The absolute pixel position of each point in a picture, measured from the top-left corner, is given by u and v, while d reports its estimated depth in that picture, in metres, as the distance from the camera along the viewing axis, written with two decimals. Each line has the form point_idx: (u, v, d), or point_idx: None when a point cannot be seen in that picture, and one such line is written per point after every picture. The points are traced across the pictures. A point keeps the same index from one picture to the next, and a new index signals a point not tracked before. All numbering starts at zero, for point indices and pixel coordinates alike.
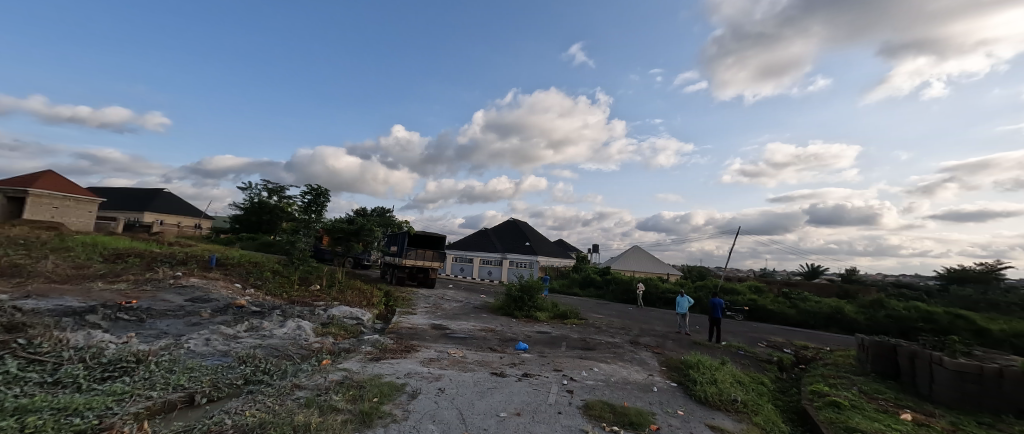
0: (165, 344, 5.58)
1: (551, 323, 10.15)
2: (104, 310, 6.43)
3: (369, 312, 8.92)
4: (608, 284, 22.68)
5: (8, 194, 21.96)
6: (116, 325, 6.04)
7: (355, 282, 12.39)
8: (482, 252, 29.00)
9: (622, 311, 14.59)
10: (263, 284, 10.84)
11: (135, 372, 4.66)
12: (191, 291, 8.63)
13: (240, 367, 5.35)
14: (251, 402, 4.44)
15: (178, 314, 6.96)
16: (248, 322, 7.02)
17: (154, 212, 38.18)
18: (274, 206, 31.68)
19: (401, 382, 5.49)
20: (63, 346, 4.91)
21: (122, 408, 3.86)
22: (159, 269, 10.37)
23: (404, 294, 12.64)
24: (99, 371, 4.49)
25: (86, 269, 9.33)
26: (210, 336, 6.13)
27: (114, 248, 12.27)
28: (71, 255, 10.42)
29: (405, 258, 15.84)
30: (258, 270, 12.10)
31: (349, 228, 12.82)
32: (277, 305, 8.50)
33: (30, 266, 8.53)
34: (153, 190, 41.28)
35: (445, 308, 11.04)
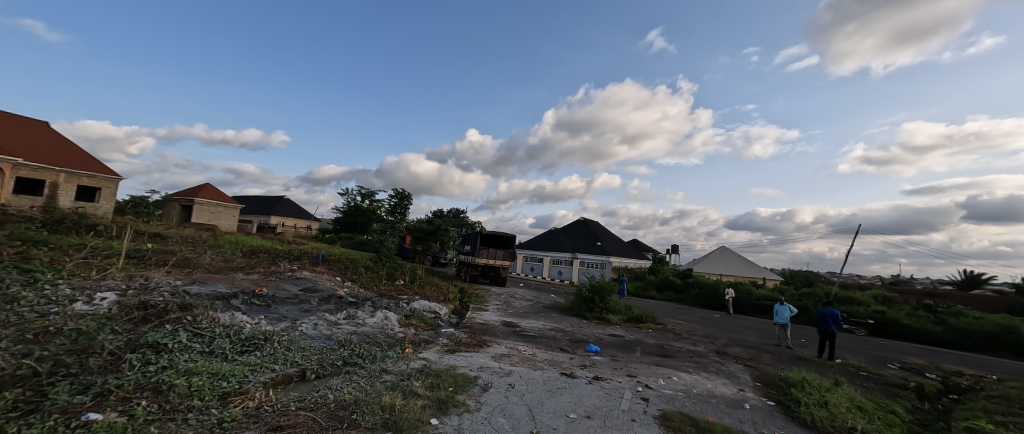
0: (285, 326, 6.67)
1: (624, 326, 9.72)
2: (243, 296, 7.90)
3: (445, 307, 9.51)
4: (691, 288, 20.88)
5: (180, 203, 27.88)
6: (251, 308, 7.38)
7: (434, 278, 13.26)
8: (551, 254, 28.69)
9: (705, 317, 13.36)
10: (358, 277, 12.21)
11: (264, 348, 5.66)
12: (304, 282, 10.17)
13: (340, 349, 6.16)
14: (349, 381, 5.09)
15: (294, 301, 8.25)
16: (346, 311, 8.02)
17: (277, 215, 45.42)
18: (367, 209, 35.53)
19: (474, 374, 5.78)
20: (216, 324, 6.17)
21: (255, 377, 4.75)
22: (281, 264, 12.36)
23: (477, 291, 13.18)
24: (239, 345, 5.57)
25: (231, 262, 11.52)
26: (317, 321, 7.15)
27: (250, 246, 14.90)
28: (221, 251, 12.96)
29: (479, 256, 16.47)
30: (354, 265, 13.65)
31: (427, 227, 13.81)
32: (369, 297, 9.58)
33: (195, 259, 10.82)
34: (275, 197, 48.98)
35: (516, 306, 11.30)
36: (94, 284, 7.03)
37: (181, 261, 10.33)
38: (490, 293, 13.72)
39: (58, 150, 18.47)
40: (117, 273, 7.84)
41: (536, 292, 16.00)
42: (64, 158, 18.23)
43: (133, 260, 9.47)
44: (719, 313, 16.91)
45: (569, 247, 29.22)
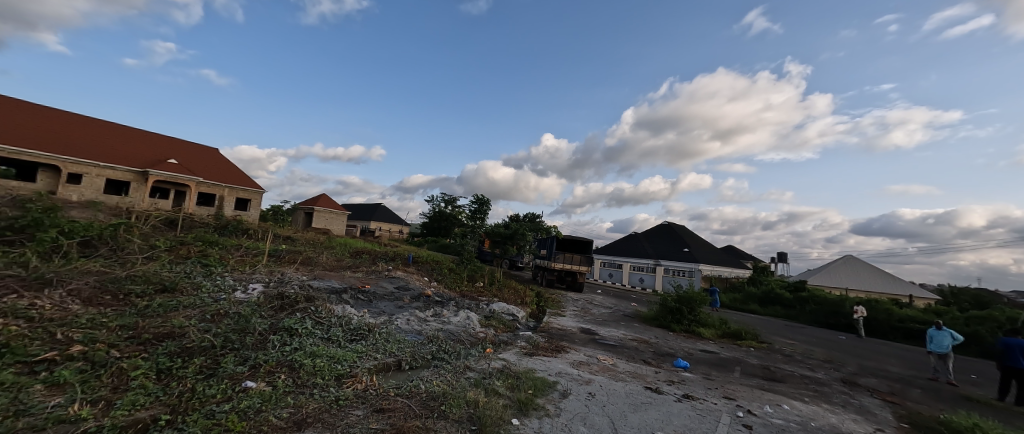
0: (384, 319, 7.45)
1: (718, 342, 8.73)
2: (351, 291, 9.04)
3: (522, 310, 9.63)
4: (806, 304, 17.89)
5: (304, 211, 32.78)
6: (358, 302, 8.42)
7: (511, 282, 13.51)
8: (632, 260, 26.80)
9: (823, 338, 11.33)
10: (443, 278, 12.99)
11: (368, 338, 6.40)
12: (398, 281, 11.23)
13: (430, 344, 6.66)
14: (437, 374, 5.47)
15: (390, 298, 9.17)
16: (434, 309, 8.65)
17: (376, 221, 50.64)
18: (450, 214, 37.73)
19: (553, 379, 5.75)
20: (332, 314, 7.17)
21: (361, 363, 5.39)
22: (379, 264, 13.79)
23: (553, 296, 13.05)
24: (349, 334, 6.38)
25: (341, 262, 13.23)
26: (410, 317, 7.84)
27: (356, 248, 16.90)
28: (334, 252, 14.96)
29: (554, 260, 16.22)
30: (439, 267, 14.59)
31: (505, 231, 14.20)
32: (453, 297, 10.19)
33: (314, 258, 12.66)
34: (374, 204, 54.73)
35: (594, 313, 10.93)
36: (245, 277, 8.69)
37: (306, 260, 12.17)
38: (566, 298, 13.50)
39: (223, 170, 23.33)
40: (262, 268, 9.59)
41: (616, 300, 15.29)
42: (228, 176, 23.02)
43: (271, 257, 11.41)
44: (842, 335, 14.18)
45: (651, 253, 26.97)
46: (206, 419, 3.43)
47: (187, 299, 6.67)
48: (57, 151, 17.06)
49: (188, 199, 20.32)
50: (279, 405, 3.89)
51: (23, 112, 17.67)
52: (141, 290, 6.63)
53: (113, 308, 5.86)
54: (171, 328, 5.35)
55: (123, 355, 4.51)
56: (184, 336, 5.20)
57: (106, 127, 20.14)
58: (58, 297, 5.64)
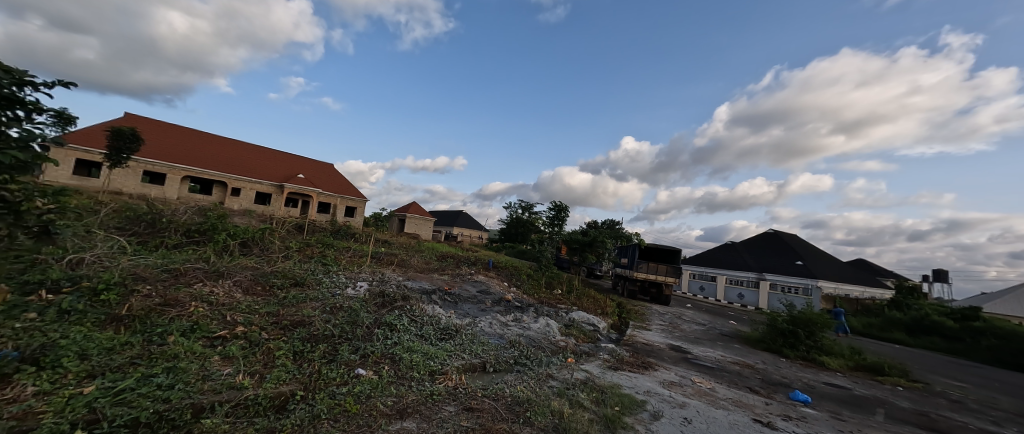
0: (469, 321, 7.80)
1: (849, 376, 7.23)
2: (439, 292, 9.64)
3: (603, 321, 9.21)
4: (981, 337, 13.92)
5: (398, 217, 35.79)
6: (445, 303, 8.95)
7: (591, 290, 13.06)
8: (728, 272, 23.81)
9: (1007, 382, 8.71)
10: (521, 283, 13.02)
11: (455, 338, 6.73)
12: (480, 285, 11.62)
13: (512, 348, 6.74)
14: (520, 380, 5.50)
15: (473, 301, 9.53)
16: (514, 314, 8.73)
17: (459, 227, 52.87)
18: (526, 220, 37.72)
19: (641, 398, 5.35)
20: (425, 313, 7.67)
21: (450, 361, 5.64)
22: (463, 268, 14.44)
23: (637, 308, 12.23)
24: (439, 333, 6.75)
25: (429, 264, 14.16)
26: (493, 320, 8.03)
27: (443, 252, 17.99)
28: (423, 255, 16.08)
29: (636, 270, 15.16)
30: (518, 273, 14.69)
31: (583, 239, 13.76)
32: (532, 303, 10.17)
33: (406, 260, 13.75)
34: (456, 210, 57.40)
35: (684, 329, 9.95)
36: (353, 276, 9.85)
37: (401, 262, 13.32)
38: (652, 311, 12.54)
39: (338, 182, 27.11)
40: (366, 268, 10.76)
41: (710, 316, 13.77)
42: (340, 187, 26.67)
43: (374, 258, 12.74)
44: None
45: (753, 265, 23.63)
46: (329, 399, 3.87)
47: (313, 293, 7.67)
48: (226, 170, 21.57)
49: (312, 207, 23.97)
50: (384, 393, 4.23)
51: (205, 139, 22.70)
52: (281, 283, 7.89)
53: (261, 296, 7.05)
54: (303, 317, 6.04)
55: (269, 338, 5.25)
56: (311, 324, 5.86)
57: (256, 149, 24.82)
58: (228, 285, 7.00)
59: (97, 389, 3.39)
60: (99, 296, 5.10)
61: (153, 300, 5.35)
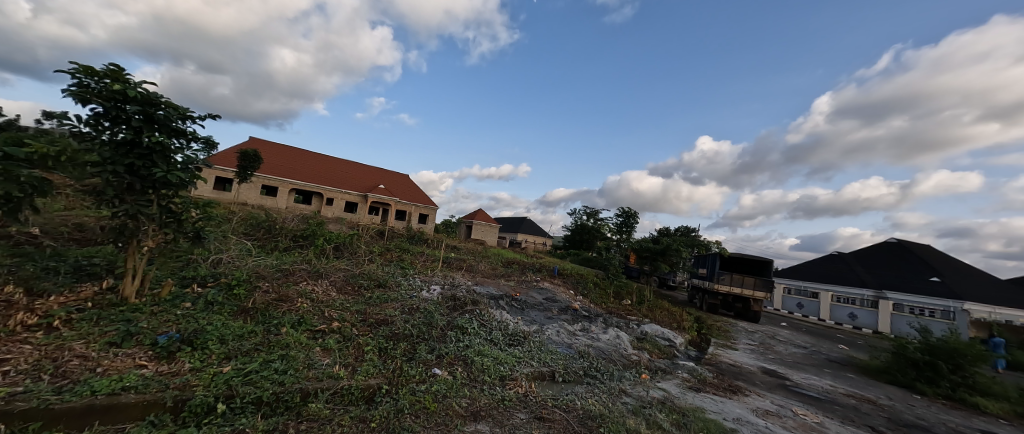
0: (537, 328, 7.73)
1: (1010, 424, 5.82)
2: (506, 298, 9.72)
3: (680, 336, 8.51)
4: None
5: (465, 223, 36.87)
6: (512, 308, 9.00)
7: (663, 302, 12.29)
8: (838, 290, 20.38)
9: None
10: (588, 292, 12.64)
11: (524, 344, 6.66)
12: (547, 292, 11.52)
13: (581, 359, 6.52)
14: (592, 393, 5.27)
15: (540, 308, 9.47)
16: (581, 323, 8.48)
17: (524, 233, 53.07)
18: (591, 227, 36.60)
19: (730, 425, 4.79)
20: (493, 318, 7.73)
21: (520, 368, 5.48)
22: (529, 274, 14.46)
23: (718, 324, 11.14)
24: (508, 339, 6.73)
25: (496, 270, 14.41)
26: (560, 329, 7.89)
27: (508, 258, 18.15)
28: (490, 261, 16.41)
29: (717, 283, 13.74)
30: (584, 281, 14.30)
31: (656, 247, 12.97)
32: (600, 313, 9.80)
33: (474, 265, 14.14)
34: (522, 217, 57.91)
35: (778, 350, 8.84)
36: (428, 279, 10.32)
37: (470, 267, 13.73)
38: (735, 327, 11.34)
39: (413, 191, 29.09)
40: (438, 272, 11.27)
41: (810, 337, 12.08)
42: (415, 195, 28.51)
43: (448, 265, 13.09)
44: None
45: (870, 282, 19.99)
46: (411, 395, 3.75)
47: (394, 294, 7.12)
48: (321, 182, 24.24)
49: (391, 215, 25.91)
50: (459, 394, 4.07)
51: (305, 155, 25.69)
52: (367, 283, 7.31)
53: (349, 295, 6.53)
54: (386, 316, 5.77)
55: (359, 333, 5.01)
56: (393, 324, 5.53)
57: (344, 162, 27.50)
58: (324, 283, 6.57)
59: (231, 369, 3.45)
60: (232, 289, 5.10)
61: (270, 295, 5.23)
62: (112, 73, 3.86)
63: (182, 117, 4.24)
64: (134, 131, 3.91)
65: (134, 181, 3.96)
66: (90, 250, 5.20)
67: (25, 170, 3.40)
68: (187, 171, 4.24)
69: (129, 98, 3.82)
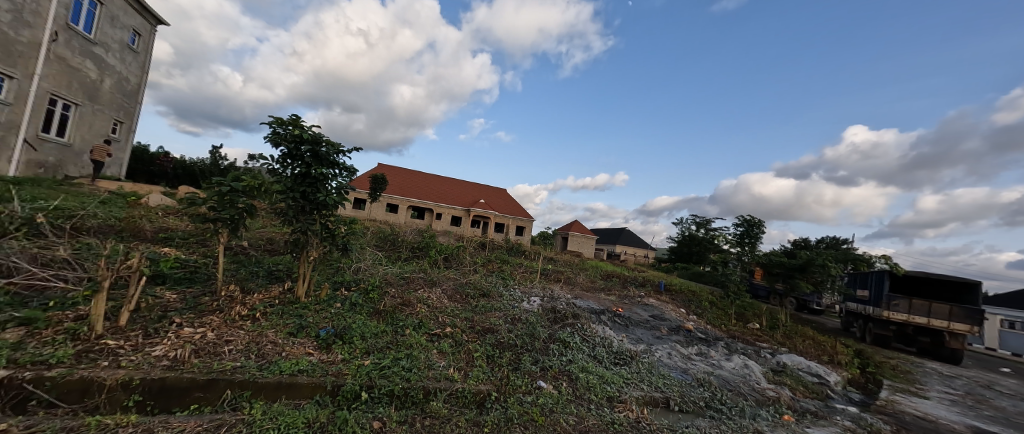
0: (645, 348, 7.34)
1: None
2: (609, 313, 9.41)
3: (835, 373, 7.29)
4: None
5: (561, 235, 36.78)
6: (616, 325, 8.70)
7: (807, 329, 10.73)
8: None
9: None
10: (702, 312, 11.60)
11: (631, 365, 6.28)
12: (652, 309, 10.86)
13: (701, 388, 5.90)
14: (716, 428, 4.67)
15: (647, 326, 8.97)
16: (698, 346, 7.83)
17: (622, 245, 50.86)
18: (702, 238, 33.69)
19: None
20: (595, 333, 7.56)
21: (629, 390, 5.18)
22: (631, 289, 13.78)
23: (894, 363, 9.15)
24: (613, 357, 6.46)
25: (595, 283, 14.04)
26: (672, 351, 7.37)
27: (608, 271, 17.61)
28: (589, 273, 16.05)
29: (889, 310, 11.26)
30: (697, 299, 13.12)
31: (794, 262, 11.37)
32: (720, 336, 8.88)
33: (572, 278, 13.99)
34: (620, 228, 55.78)
35: (999, 406, 6.88)
36: (528, 291, 10.55)
37: (568, 279, 13.63)
38: (922, 369, 9.18)
39: (512, 204, 30.15)
40: (536, 284, 11.43)
41: None
42: (512, 208, 29.50)
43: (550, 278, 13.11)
44: None
45: None
46: (520, 405, 3.86)
47: (498, 304, 7.45)
48: (429, 199, 26.56)
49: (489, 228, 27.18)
50: (566, 410, 4.04)
51: (416, 175, 28.47)
52: (474, 293, 7.74)
53: (459, 303, 7.04)
54: (491, 324, 6.06)
55: (469, 339, 5.36)
56: (498, 333, 5.79)
57: (449, 180, 29.79)
58: (438, 292, 7.11)
59: (370, 363, 3.94)
60: (370, 293, 5.81)
61: (396, 299, 5.90)
62: (294, 121, 4.62)
63: (339, 151, 4.92)
64: (306, 165, 4.68)
65: (305, 204, 4.79)
66: (276, 258, 6.51)
67: (242, 198, 4.55)
68: (339, 195, 4.93)
69: (303, 139, 4.56)
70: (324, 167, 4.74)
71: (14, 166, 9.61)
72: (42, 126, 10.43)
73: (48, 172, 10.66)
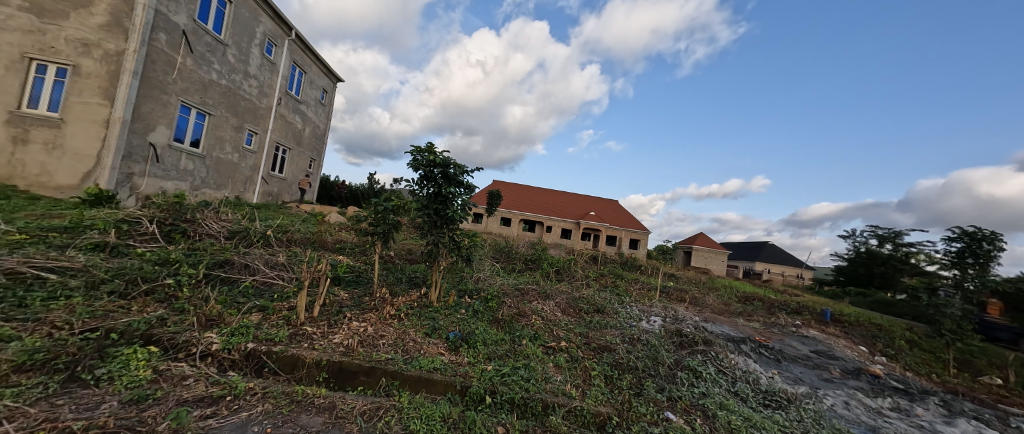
0: (807, 391, 6.03)
1: None
2: (752, 343, 8.16)
3: None
4: None
5: (684, 249, 33.68)
6: (761, 358, 7.53)
7: None
8: None
9: None
10: (897, 355, 9.28)
11: (789, 409, 5.08)
12: (814, 343, 9.24)
13: None
14: None
15: (809, 364, 7.61)
16: (892, 399, 6.27)
17: (764, 262, 44.08)
18: (890, 257, 25.41)
19: None
20: (736, 367, 6.40)
21: None
22: (782, 316, 11.82)
23: None
24: (763, 397, 5.36)
25: (730, 306, 12.48)
26: (849, 400, 5.98)
27: (744, 292, 15.51)
28: (720, 293, 14.35)
29: None
30: (885, 336, 10.52)
31: None
32: (931, 390, 7.10)
33: (702, 299, 12.68)
34: (760, 242, 48.70)
35: None
36: (646, 309, 9.94)
37: (695, 300, 12.41)
38: None
39: (626, 216, 29.02)
40: (658, 303, 10.67)
41: None
42: (625, 221, 28.39)
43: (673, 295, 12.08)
44: None
45: None
46: None
47: (614, 321, 7.21)
48: (540, 212, 27.27)
49: (601, 241, 26.53)
50: None
51: (528, 190, 29.61)
52: (587, 308, 7.65)
53: (573, 317, 7.02)
54: (608, 342, 5.86)
55: (585, 355, 5.29)
56: (616, 352, 5.57)
57: (559, 194, 30.18)
58: (550, 304, 7.19)
59: (492, 369, 4.17)
60: (488, 303, 6.13)
61: (513, 309, 6.14)
62: (430, 148, 5.23)
63: (465, 171, 5.38)
64: (438, 186, 5.27)
65: (438, 219, 5.38)
66: (414, 266, 7.43)
67: (392, 215, 5.27)
68: (463, 211, 5.40)
69: (434, 162, 5.13)
70: (452, 186, 5.27)
71: (256, 195, 12.98)
72: (272, 166, 13.78)
73: (276, 200, 14.17)
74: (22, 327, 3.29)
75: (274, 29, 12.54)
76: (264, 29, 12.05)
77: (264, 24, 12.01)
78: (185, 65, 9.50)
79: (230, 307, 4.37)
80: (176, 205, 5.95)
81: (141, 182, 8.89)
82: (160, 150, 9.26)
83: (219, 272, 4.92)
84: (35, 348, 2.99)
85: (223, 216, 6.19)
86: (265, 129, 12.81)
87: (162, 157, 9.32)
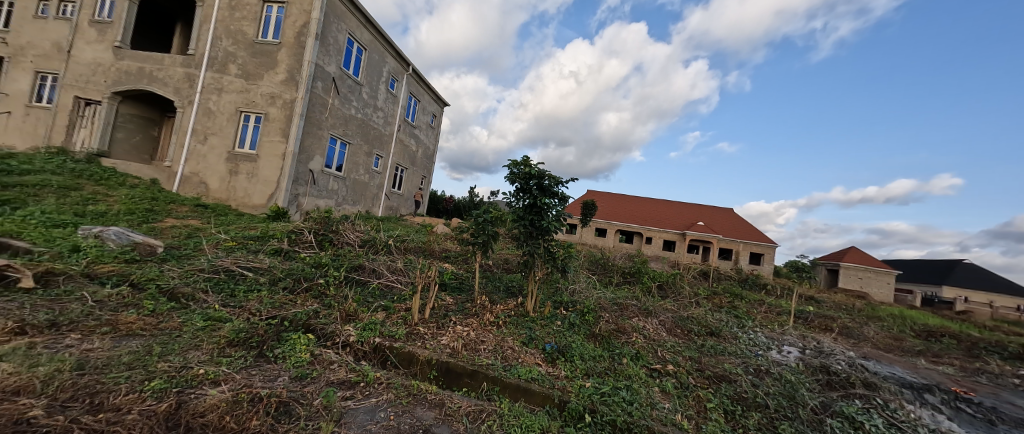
0: None
1: None
2: (943, 393, 5.83)
3: None
4: None
5: (826, 266, 28.42)
6: (961, 417, 5.17)
7: None
8: None
9: None
10: None
11: None
12: None
13: None
14: None
15: None
16: None
17: (957, 286, 34.45)
18: None
19: None
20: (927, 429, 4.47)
21: None
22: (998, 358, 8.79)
23: None
24: None
25: (902, 342, 9.19)
26: None
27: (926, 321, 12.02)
28: (882, 318, 11.37)
29: None
30: None
31: None
32: None
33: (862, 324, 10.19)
34: (953, 261, 39.02)
35: None
36: (775, 337, 8.01)
37: (847, 329, 9.57)
38: None
39: (740, 227, 26.02)
40: (791, 330, 8.69)
41: None
42: (739, 232, 25.51)
43: (806, 317, 10.35)
44: None
45: None
46: None
47: (733, 347, 6.42)
48: (639, 223, 26.06)
49: (710, 255, 24.14)
50: None
51: (625, 200, 28.56)
52: (698, 329, 6.99)
53: (681, 340, 6.45)
54: (726, 371, 5.18)
55: (697, 384, 4.81)
56: (737, 383, 4.91)
57: (660, 203, 28.44)
58: (654, 323, 6.73)
59: (590, 386, 4.08)
60: (585, 316, 6.02)
61: (611, 325, 5.93)
62: (526, 161, 5.38)
63: (559, 182, 5.38)
64: (533, 197, 5.40)
65: (533, 230, 5.50)
66: (511, 275, 7.72)
67: (489, 226, 5.60)
68: (557, 222, 5.43)
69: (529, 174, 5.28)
70: (547, 198, 5.34)
71: (381, 209, 14.89)
72: (393, 184, 15.63)
73: (395, 213, 16.12)
74: (233, 310, 4.20)
75: (396, 67, 14.34)
76: (389, 69, 13.84)
77: (389, 64, 13.83)
78: (334, 105, 11.35)
79: (363, 305, 5.00)
80: (325, 219, 6.90)
81: (304, 201, 10.74)
82: (316, 174, 11.12)
83: (355, 275, 5.66)
84: (242, 330, 3.71)
85: (358, 228, 7.12)
86: (388, 153, 14.67)
87: (317, 180, 11.19)
